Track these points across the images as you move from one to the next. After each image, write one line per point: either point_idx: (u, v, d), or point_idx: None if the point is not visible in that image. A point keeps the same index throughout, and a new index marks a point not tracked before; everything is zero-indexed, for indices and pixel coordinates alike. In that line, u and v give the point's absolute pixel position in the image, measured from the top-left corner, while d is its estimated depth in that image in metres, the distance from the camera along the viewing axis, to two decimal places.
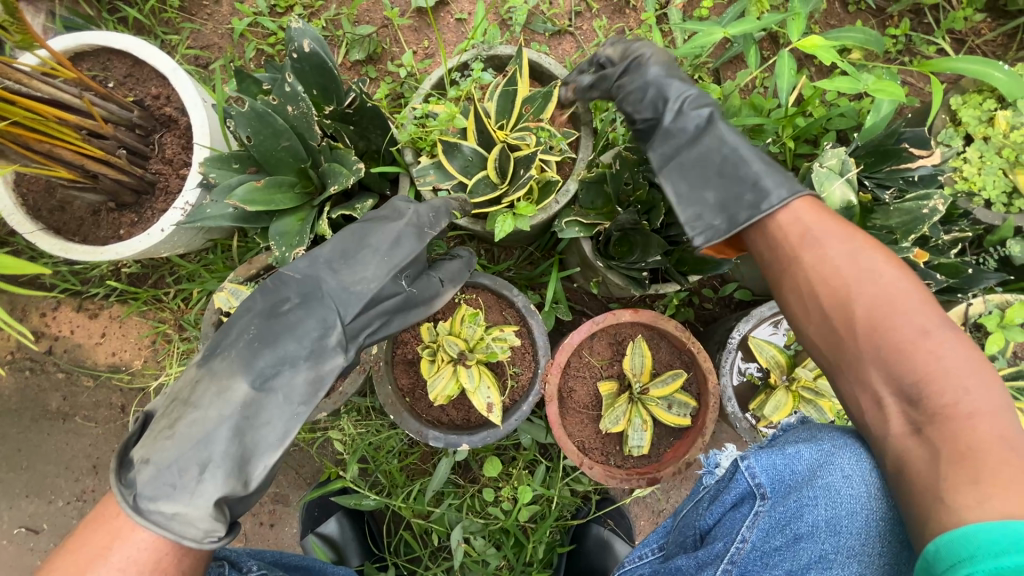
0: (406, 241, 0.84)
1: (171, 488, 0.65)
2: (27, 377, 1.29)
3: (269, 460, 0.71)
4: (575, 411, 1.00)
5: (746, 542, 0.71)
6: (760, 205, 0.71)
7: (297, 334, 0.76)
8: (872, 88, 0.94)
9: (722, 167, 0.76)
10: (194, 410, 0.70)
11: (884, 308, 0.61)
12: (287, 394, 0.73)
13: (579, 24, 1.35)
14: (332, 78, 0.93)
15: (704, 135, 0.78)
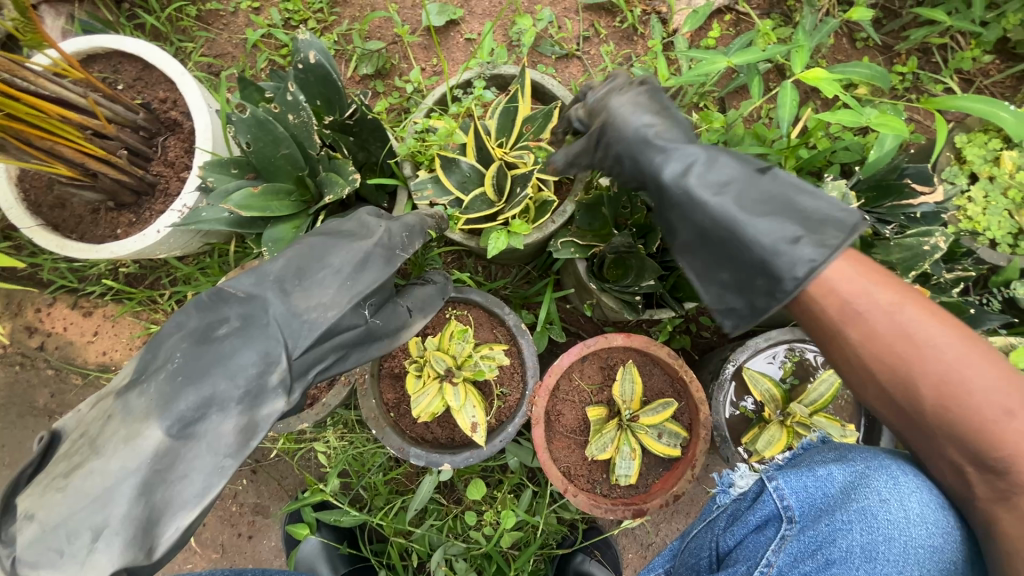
0: (373, 263, 0.76)
1: (57, 554, 0.56)
2: (17, 372, 1.29)
3: (183, 521, 0.59)
4: (562, 436, 0.97)
5: (771, 566, 0.72)
6: (780, 294, 0.62)
7: (230, 370, 0.64)
8: (874, 122, 0.92)
9: (727, 244, 0.66)
10: (98, 459, 0.59)
11: (951, 388, 0.56)
12: (211, 442, 0.61)
13: (586, 49, 1.37)
14: (335, 90, 0.94)
15: (695, 211, 0.67)
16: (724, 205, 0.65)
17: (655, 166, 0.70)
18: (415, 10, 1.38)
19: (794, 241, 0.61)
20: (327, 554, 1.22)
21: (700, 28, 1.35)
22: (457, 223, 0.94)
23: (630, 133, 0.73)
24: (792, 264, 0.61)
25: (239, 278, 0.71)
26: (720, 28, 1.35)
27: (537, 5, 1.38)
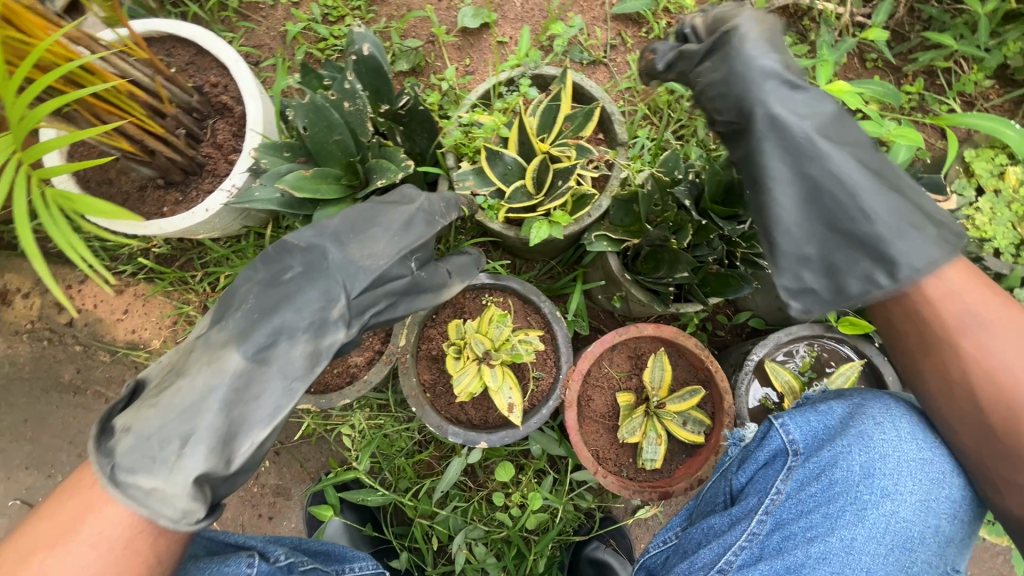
0: (415, 226, 0.86)
1: (151, 460, 0.68)
2: (45, 347, 1.31)
3: (256, 437, 0.72)
4: (592, 420, 1.02)
5: (780, 493, 0.83)
6: (881, 272, 0.70)
7: (297, 305, 0.78)
8: (892, 134, 1.01)
9: (838, 220, 0.72)
10: (186, 380, 0.72)
11: None
12: (281, 367, 0.75)
13: (613, 56, 1.43)
14: (385, 81, 0.97)
15: (821, 177, 0.72)
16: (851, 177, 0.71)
17: (790, 117, 0.72)
18: (450, 12, 1.43)
19: (916, 227, 0.70)
20: (350, 535, 1.24)
21: None
22: (500, 214, 0.99)
23: (767, 71, 0.72)
24: (905, 250, 0.69)
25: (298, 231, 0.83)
26: None
27: (567, 12, 1.44)
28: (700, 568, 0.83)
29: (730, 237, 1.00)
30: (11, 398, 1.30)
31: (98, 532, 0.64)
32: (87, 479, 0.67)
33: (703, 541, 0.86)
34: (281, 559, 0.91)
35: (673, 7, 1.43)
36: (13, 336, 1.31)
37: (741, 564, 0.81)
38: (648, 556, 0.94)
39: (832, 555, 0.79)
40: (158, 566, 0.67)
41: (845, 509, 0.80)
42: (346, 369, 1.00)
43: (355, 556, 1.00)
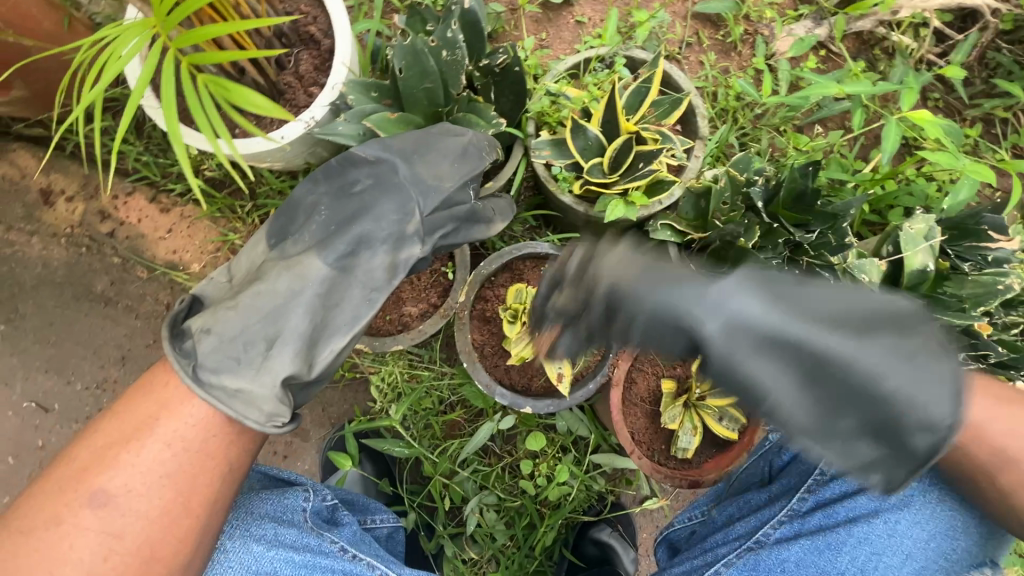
0: (471, 155, 0.93)
1: (237, 361, 0.79)
2: (81, 254, 1.29)
3: (335, 344, 0.83)
4: (633, 402, 1.04)
5: (825, 474, 0.94)
6: (931, 428, 0.57)
7: (375, 215, 0.88)
8: (966, 168, 1.06)
9: (857, 398, 0.56)
10: (263, 287, 0.83)
11: None
12: (363, 276, 0.86)
13: (687, 54, 1.43)
14: (479, 39, 0.96)
15: (852, 411, 0.57)
16: (849, 361, 0.55)
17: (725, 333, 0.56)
18: None
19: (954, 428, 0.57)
20: (366, 486, 1.25)
21: (798, 57, 1.42)
22: (575, 185, 1.02)
23: (687, 296, 0.59)
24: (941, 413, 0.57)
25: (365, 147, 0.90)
26: (816, 61, 1.43)
27: (649, 3, 1.43)
28: (736, 539, 0.96)
29: (795, 244, 1.01)
30: (39, 300, 1.28)
31: (173, 431, 0.74)
32: (161, 379, 0.77)
33: (741, 514, 1.01)
34: (328, 501, 0.99)
35: (754, 15, 1.43)
36: (50, 238, 1.28)
37: (778, 539, 0.93)
38: (671, 530, 1.09)
39: (872, 537, 0.90)
40: (228, 469, 0.77)
41: (890, 493, 0.92)
42: (399, 317, 1.02)
43: (377, 508, 1.09)
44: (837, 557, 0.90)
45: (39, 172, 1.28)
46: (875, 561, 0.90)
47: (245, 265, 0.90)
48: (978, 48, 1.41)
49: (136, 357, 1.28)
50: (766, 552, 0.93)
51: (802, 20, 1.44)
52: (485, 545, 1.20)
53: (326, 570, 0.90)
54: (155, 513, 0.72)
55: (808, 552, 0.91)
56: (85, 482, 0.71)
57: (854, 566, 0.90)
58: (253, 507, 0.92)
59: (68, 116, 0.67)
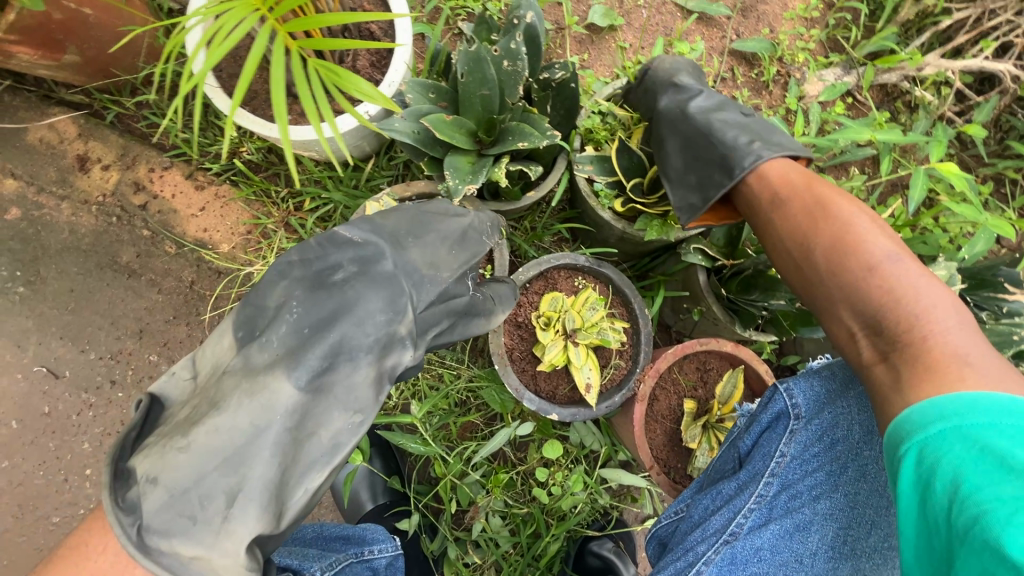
0: (469, 242, 0.80)
1: (191, 521, 0.59)
2: (111, 223, 1.28)
3: (310, 484, 0.63)
4: (654, 418, 1.06)
5: (784, 455, 0.83)
6: (728, 179, 0.88)
7: (357, 318, 0.68)
8: (990, 223, 1.15)
9: (701, 143, 0.96)
10: (219, 417, 0.62)
11: (843, 248, 0.71)
12: (345, 391, 0.66)
13: (721, 87, 1.47)
14: (536, 53, 1.00)
15: (716, 133, 0.94)
16: (709, 122, 0.96)
17: (661, 104, 1.03)
18: (580, 5, 1.45)
19: (750, 143, 0.90)
20: (372, 482, 1.26)
21: (827, 101, 1.47)
22: (618, 203, 1.03)
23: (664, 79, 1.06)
24: (744, 157, 0.88)
25: (350, 228, 0.74)
26: (844, 107, 1.48)
27: (690, 36, 1.47)
28: (712, 534, 0.83)
29: None
30: (62, 266, 1.27)
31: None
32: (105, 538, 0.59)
33: (713, 507, 0.87)
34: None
35: (787, 58, 1.48)
36: (80, 204, 1.28)
37: (751, 528, 0.81)
38: (660, 526, 0.97)
39: (836, 511, 0.79)
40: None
41: (847, 465, 0.79)
42: None
43: (376, 538, 0.99)
44: (808, 538, 0.79)
45: (78, 139, 1.29)
46: (845, 536, 0.78)
47: (208, 361, 0.68)
48: (997, 110, 1.47)
49: (154, 331, 1.27)
50: (741, 543, 0.82)
51: (832, 67, 1.50)
52: (489, 551, 1.19)
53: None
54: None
55: (779, 538, 0.80)
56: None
57: (824, 548, 0.78)
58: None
59: (178, 94, 0.70)
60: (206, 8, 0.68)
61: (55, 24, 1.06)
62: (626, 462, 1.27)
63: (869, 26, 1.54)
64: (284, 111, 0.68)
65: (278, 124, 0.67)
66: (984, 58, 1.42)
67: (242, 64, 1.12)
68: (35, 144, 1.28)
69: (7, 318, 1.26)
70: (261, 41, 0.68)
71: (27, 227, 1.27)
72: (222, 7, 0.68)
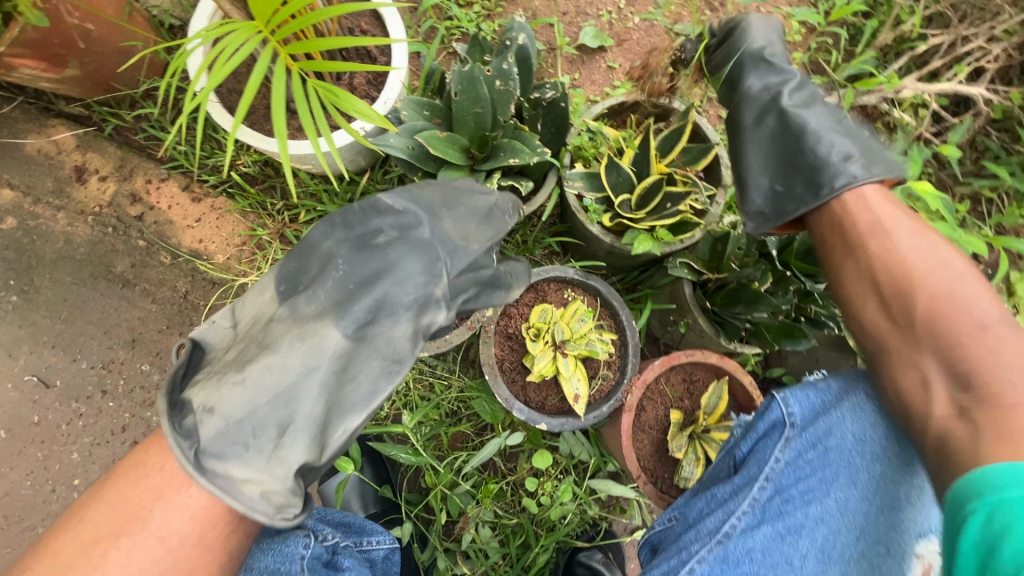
0: (494, 218, 0.89)
1: (244, 447, 0.68)
2: (106, 234, 1.30)
3: (350, 423, 0.72)
4: (641, 428, 1.08)
5: (779, 461, 0.86)
6: (812, 194, 0.88)
7: (398, 277, 0.78)
8: (963, 240, 1.17)
9: (799, 144, 0.93)
10: (275, 357, 0.72)
11: (947, 301, 0.69)
12: (384, 341, 0.76)
13: (707, 107, 1.51)
14: (528, 72, 1.03)
15: (813, 135, 0.92)
16: (802, 122, 0.93)
17: (748, 96, 0.99)
18: (571, 26, 1.49)
19: (846, 156, 0.87)
20: (363, 493, 1.27)
21: None
22: (605, 218, 1.07)
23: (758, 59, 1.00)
24: (837, 173, 0.87)
25: (390, 196, 0.84)
26: None
27: None
28: (706, 534, 0.86)
29: (803, 293, 1.08)
30: (55, 275, 1.28)
31: (168, 524, 0.64)
32: (156, 460, 0.66)
33: (707, 509, 0.89)
34: (328, 543, 0.90)
35: None
36: (76, 215, 1.30)
37: (744, 529, 0.84)
38: (655, 532, 0.98)
39: (827, 516, 0.82)
40: (228, 560, 0.68)
41: (838, 472, 0.83)
42: None
43: (375, 530, 1.00)
44: (798, 542, 0.82)
45: (76, 150, 1.31)
46: (836, 541, 0.81)
47: (254, 314, 0.79)
48: (971, 131, 1.53)
49: (147, 341, 1.28)
50: (733, 543, 0.84)
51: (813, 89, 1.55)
52: (478, 562, 1.20)
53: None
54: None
55: (771, 541, 0.83)
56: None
57: (815, 553, 0.81)
58: (254, 562, 0.85)
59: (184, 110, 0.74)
60: (212, 28, 0.71)
61: (58, 40, 1.08)
62: (615, 473, 1.28)
63: (849, 50, 1.59)
64: (285, 129, 0.71)
65: (279, 141, 0.70)
66: (959, 82, 1.48)
67: (242, 79, 1.15)
68: (33, 155, 1.30)
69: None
70: (264, 60, 0.71)
71: (22, 236, 1.28)
72: (225, 28, 0.70)
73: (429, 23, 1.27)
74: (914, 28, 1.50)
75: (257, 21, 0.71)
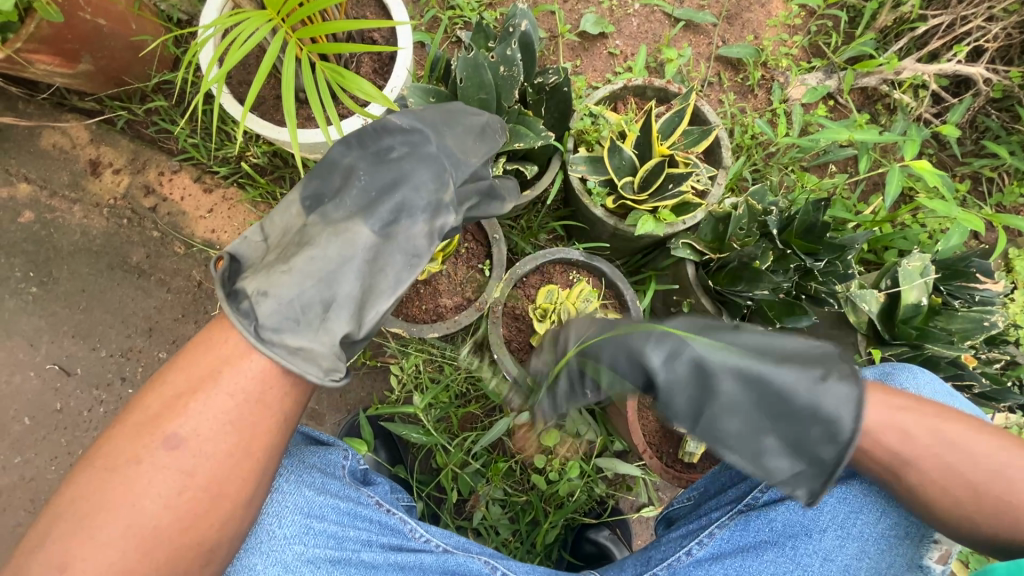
0: (489, 135, 0.91)
1: (296, 323, 0.73)
2: (122, 225, 1.33)
3: (382, 306, 0.78)
4: (647, 405, 1.11)
5: None
6: (836, 434, 0.69)
7: (414, 184, 0.83)
8: (961, 217, 1.17)
9: (770, 396, 0.70)
10: (314, 249, 0.76)
11: (948, 474, 0.73)
12: (407, 236, 0.81)
13: (708, 91, 1.53)
14: (531, 57, 1.05)
15: (768, 385, 0.70)
16: (767, 378, 0.70)
17: (657, 373, 0.73)
18: (572, 14, 1.51)
19: (823, 377, 0.69)
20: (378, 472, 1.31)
21: (810, 104, 1.53)
22: (608, 200, 1.10)
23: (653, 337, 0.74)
24: (828, 396, 0.69)
25: (398, 115, 0.86)
26: (826, 109, 1.53)
27: (678, 43, 1.53)
28: (729, 504, 0.90)
29: (803, 271, 1.10)
30: (73, 266, 1.32)
31: (236, 382, 0.69)
32: (218, 336, 0.70)
33: (731, 483, 0.94)
34: (364, 462, 0.97)
35: (771, 62, 1.53)
36: (92, 207, 1.33)
37: (767, 502, 0.88)
38: (673, 508, 1.02)
39: (851, 495, 0.86)
40: (286, 419, 0.72)
41: None
42: (434, 307, 1.09)
43: (396, 486, 1.03)
44: (820, 515, 0.86)
45: (90, 144, 1.34)
46: (856, 517, 0.86)
47: (277, 226, 0.81)
48: (971, 112, 1.53)
49: (164, 329, 1.32)
50: (757, 513, 0.88)
51: (813, 72, 1.56)
52: (489, 538, 1.24)
53: (366, 520, 0.89)
54: (223, 455, 0.67)
55: (794, 513, 0.86)
56: (158, 427, 0.66)
57: (834, 526, 0.86)
58: (301, 457, 0.91)
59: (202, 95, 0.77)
60: (225, 17, 0.73)
61: (71, 34, 1.11)
62: (621, 452, 1.31)
63: (848, 32, 1.60)
64: (294, 114, 0.74)
65: (291, 127, 0.73)
66: (958, 62, 1.48)
67: (251, 70, 1.17)
68: (48, 149, 1.33)
69: (21, 317, 1.30)
70: (275, 47, 0.74)
71: (41, 229, 1.32)
72: (237, 18, 0.73)
73: (431, 13, 1.28)
74: (914, 8, 1.51)
75: (269, 10, 0.74)
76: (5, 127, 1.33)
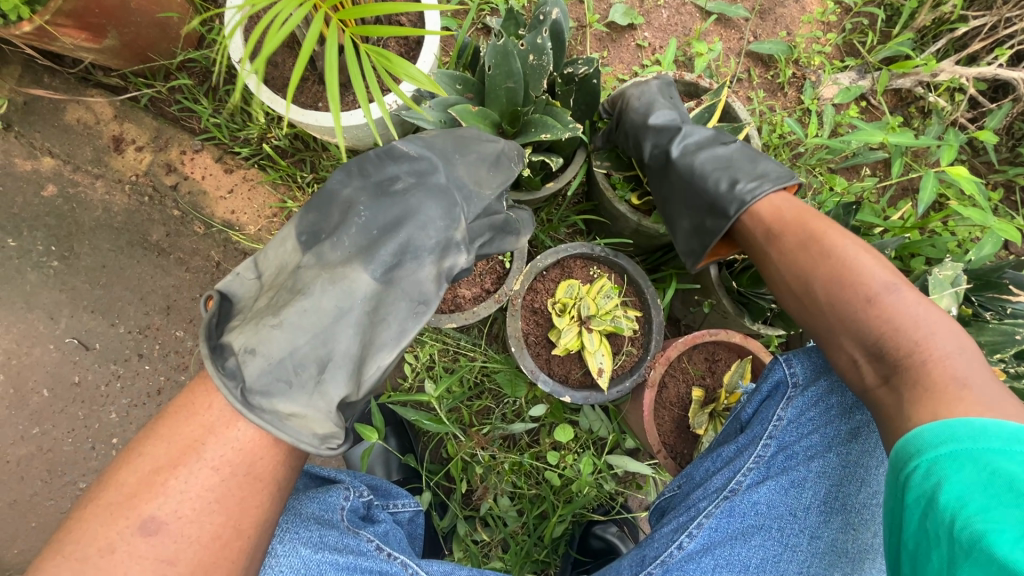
0: (503, 164, 0.91)
1: (287, 385, 0.72)
2: (143, 203, 1.34)
3: (383, 361, 0.77)
4: (664, 405, 1.10)
5: (781, 420, 0.87)
6: (721, 228, 0.94)
7: (420, 222, 0.82)
8: (996, 226, 1.18)
9: (694, 176, 0.98)
10: (306, 300, 0.75)
11: (840, 283, 0.77)
12: (409, 283, 0.80)
13: (736, 88, 1.49)
14: (561, 48, 1.03)
15: (686, 162, 1.00)
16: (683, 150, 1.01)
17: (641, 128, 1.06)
18: (601, 3, 1.48)
19: (732, 188, 0.94)
20: (387, 460, 1.31)
21: (842, 104, 1.49)
22: (633, 196, 1.11)
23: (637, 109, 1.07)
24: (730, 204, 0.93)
25: (406, 143, 0.86)
26: (858, 111, 1.50)
27: (709, 37, 1.50)
28: (713, 492, 0.87)
29: None
30: (94, 242, 1.32)
31: (220, 455, 0.68)
32: (203, 399, 0.69)
33: (712, 470, 0.91)
34: (365, 497, 0.96)
35: (803, 60, 1.49)
36: (114, 183, 1.33)
37: (750, 485, 0.86)
38: (665, 498, 0.99)
39: (830, 470, 0.86)
40: (277, 488, 0.72)
41: (841, 428, 0.86)
42: (454, 298, 1.08)
43: (399, 494, 1.04)
44: (802, 494, 0.86)
45: (113, 120, 1.34)
46: (836, 492, 0.86)
47: (272, 264, 0.81)
48: (1009, 117, 1.48)
49: (182, 308, 1.32)
50: (740, 498, 0.86)
51: (846, 72, 1.52)
52: (496, 529, 1.23)
53: (366, 571, 0.86)
54: (207, 538, 0.66)
55: (776, 494, 0.86)
56: (134, 508, 0.64)
57: (818, 502, 0.86)
58: (299, 508, 0.89)
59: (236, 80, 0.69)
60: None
61: (98, 10, 1.10)
62: (632, 450, 1.30)
63: (884, 32, 1.56)
64: (339, 95, 0.70)
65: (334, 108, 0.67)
66: (999, 66, 1.44)
67: (276, 50, 1.16)
68: (73, 125, 1.33)
69: (41, 290, 1.32)
70: (312, 29, 0.70)
71: (63, 203, 1.33)
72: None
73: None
74: (955, 8, 1.45)
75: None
76: (31, 101, 1.33)
